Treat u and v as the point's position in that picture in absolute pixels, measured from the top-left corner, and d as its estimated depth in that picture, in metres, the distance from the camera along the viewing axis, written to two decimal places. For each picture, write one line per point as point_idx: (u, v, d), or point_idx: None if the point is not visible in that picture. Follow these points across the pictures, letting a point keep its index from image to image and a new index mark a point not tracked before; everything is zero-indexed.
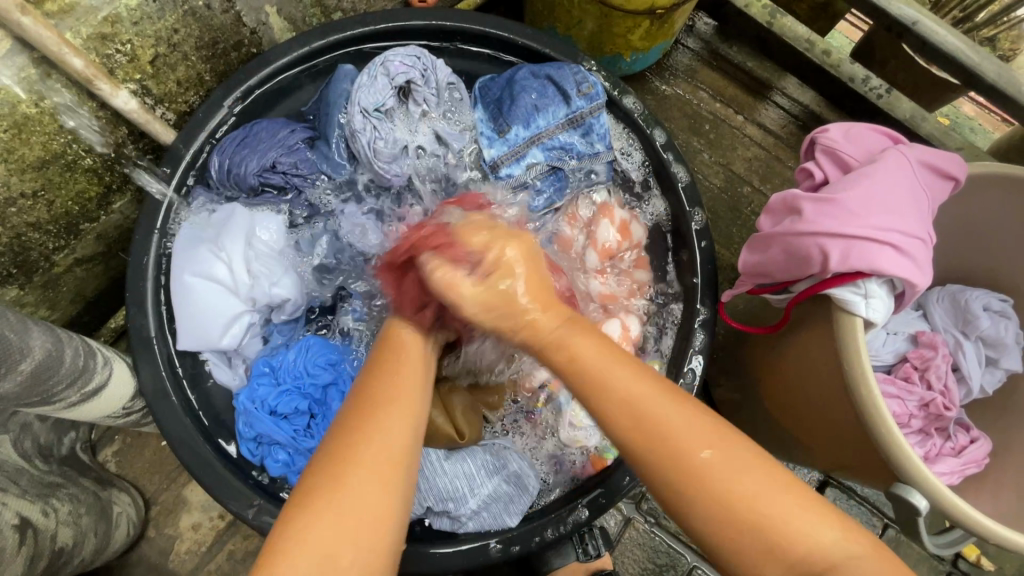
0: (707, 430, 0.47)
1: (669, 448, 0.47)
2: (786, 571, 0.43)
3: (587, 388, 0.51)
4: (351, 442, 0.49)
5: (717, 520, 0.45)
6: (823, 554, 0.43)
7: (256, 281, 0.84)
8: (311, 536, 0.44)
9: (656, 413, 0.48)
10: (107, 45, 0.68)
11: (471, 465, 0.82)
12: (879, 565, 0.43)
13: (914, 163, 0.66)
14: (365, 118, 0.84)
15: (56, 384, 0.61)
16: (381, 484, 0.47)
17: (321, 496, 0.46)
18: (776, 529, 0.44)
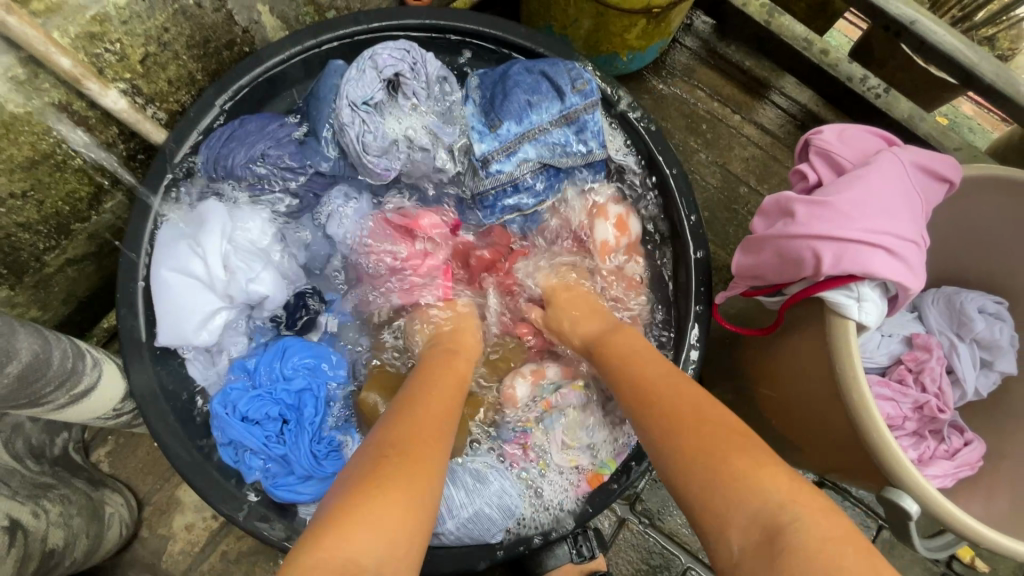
0: (678, 390, 0.61)
1: (646, 399, 0.62)
2: (743, 520, 0.49)
3: (625, 366, 0.69)
4: (378, 479, 0.50)
5: (688, 469, 0.54)
6: (770, 508, 0.48)
7: (232, 277, 0.82)
8: (359, 537, 0.45)
9: (659, 386, 0.63)
10: (96, 44, 0.68)
11: (453, 487, 0.80)
12: (815, 518, 0.47)
13: (906, 162, 0.65)
14: (354, 112, 0.83)
15: (44, 386, 0.61)
16: (406, 506, 0.49)
17: (344, 516, 0.47)
18: (735, 485, 0.50)
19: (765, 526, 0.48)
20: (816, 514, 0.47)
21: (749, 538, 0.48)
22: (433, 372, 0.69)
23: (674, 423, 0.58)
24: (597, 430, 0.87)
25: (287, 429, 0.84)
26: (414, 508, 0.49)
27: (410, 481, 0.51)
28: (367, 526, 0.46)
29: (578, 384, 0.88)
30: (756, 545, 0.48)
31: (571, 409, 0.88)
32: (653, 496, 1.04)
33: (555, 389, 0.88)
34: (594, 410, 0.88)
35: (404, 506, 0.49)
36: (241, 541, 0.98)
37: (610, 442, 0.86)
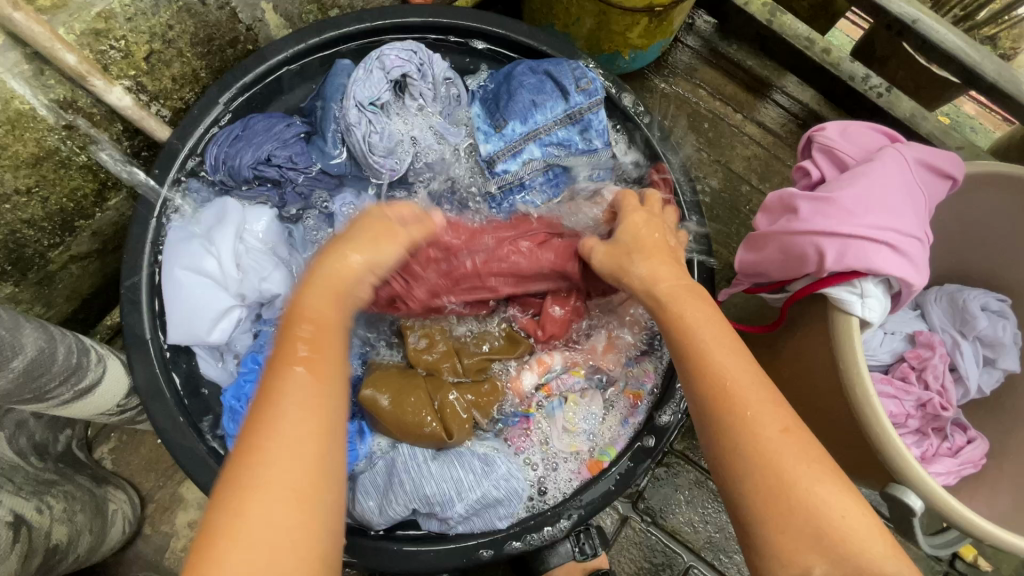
0: (768, 395, 0.52)
1: (732, 402, 0.51)
2: (820, 550, 0.45)
3: (680, 334, 0.58)
4: (254, 444, 0.45)
5: (767, 485, 0.48)
6: (850, 541, 0.46)
7: (245, 276, 0.84)
8: (238, 536, 0.42)
9: (732, 372, 0.53)
10: (101, 41, 0.68)
11: (460, 469, 0.80)
12: (893, 556, 0.46)
13: (909, 159, 0.65)
14: (362, 112, 0.84)
15: (49, 381, 0.61)
16: (293, 486, 0.44)
17: (230, 499, 0.43)
18: (810, 513, 0.47)
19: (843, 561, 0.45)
20: (890, 550, 0.46)
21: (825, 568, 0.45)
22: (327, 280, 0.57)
23: (740, 421, 0.51)
24: (598, 415, 0.88)
25: None
26: (303, 526, 0.44)
27: (304, 450, 0.46)
28: (258, 512, 0.43)
29: (578, 369, 0.90)
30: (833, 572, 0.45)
31: (572, 394, 0.89)
32: (656, 494, 1.04)
33: (559, 374, 0.89)
34: (595, 396, 0.89)
35: (284, 520, 0.43)
36: None
37: (610, 427, 0.87)
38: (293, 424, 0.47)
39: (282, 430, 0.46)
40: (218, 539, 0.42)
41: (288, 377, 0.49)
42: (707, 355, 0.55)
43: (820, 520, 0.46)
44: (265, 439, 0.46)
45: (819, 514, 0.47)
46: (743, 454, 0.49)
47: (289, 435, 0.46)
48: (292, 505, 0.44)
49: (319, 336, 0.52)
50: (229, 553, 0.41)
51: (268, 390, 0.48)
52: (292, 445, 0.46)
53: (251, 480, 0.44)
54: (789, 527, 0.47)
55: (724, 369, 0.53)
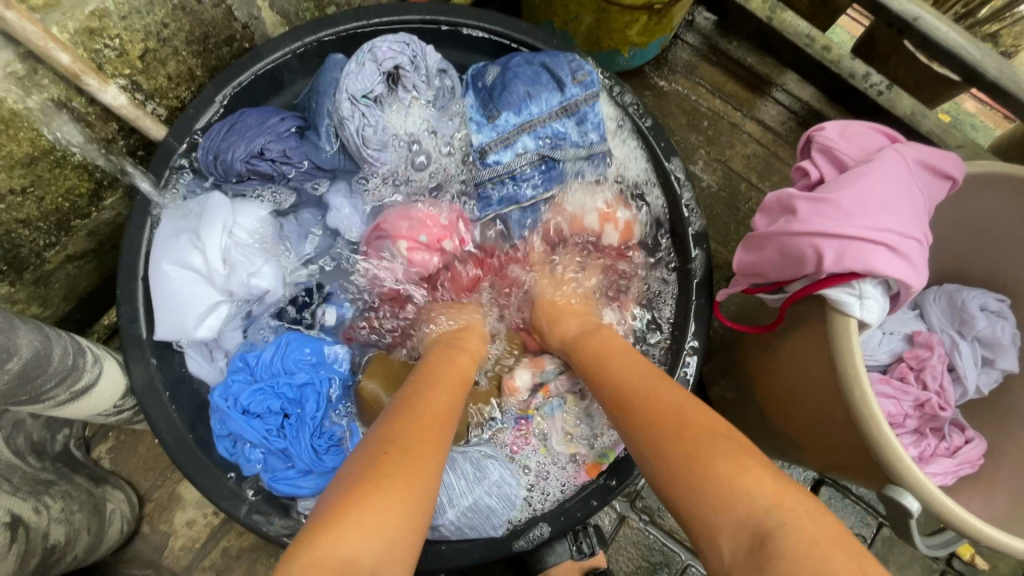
0: (680, 397, 0.59)
1: (650, 405, 0.60)
2: (732, 525, 0.48)
3: (601, 361, 0.71)
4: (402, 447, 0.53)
5: (675, 476, 0.53)
6: (758, 514, 0.47)
7: (232, 271, 0.82)
8: (359, 528, 0.46)
9: (657, 389, 0.61)
10: (95, 39, 0.67)
11: (452, 477, 0.79)
12: (811, 527, 0.46)
13: (908, 159, 0.65)
14: (354, 105, 0.83)
15: (45, 382, 0.61)
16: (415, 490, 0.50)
17: (375, 495, 0.48)
18: (722, 491, 0.49)
19: (753, 534, 0.47)
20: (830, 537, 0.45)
21: (738, 545, 0.47)
22: (445, 360, 0.72)
23: (650, 419, 0.58)
24: (596, 419, 0.87)
25: (288, 424, 0.83)
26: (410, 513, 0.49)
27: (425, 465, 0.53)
28: (399, 508, 0.48)
29: None
30: (745, 545, 0.47)
31: (570, 395, 0.88)
32: (654, 493, 1.04)
33: (553, 376, 0.88)
34: (594, 398, 0.88)
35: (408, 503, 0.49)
36: (242, 537, 0.98)
37: (608, 430, 0.85)
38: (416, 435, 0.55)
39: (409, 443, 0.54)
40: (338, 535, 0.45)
41: (432, 407, 0.60)
42: (648, 391, 0.61)
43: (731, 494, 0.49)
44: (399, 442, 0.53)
45: (731, 491, 0.49)
46: (660, 450, 0.55)
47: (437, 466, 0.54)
48: (396, 497, 0.49)
49: (439, 388, 0.65)
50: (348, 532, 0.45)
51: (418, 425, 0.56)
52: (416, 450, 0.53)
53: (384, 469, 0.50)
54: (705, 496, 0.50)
55: (656, 391, 0.61)
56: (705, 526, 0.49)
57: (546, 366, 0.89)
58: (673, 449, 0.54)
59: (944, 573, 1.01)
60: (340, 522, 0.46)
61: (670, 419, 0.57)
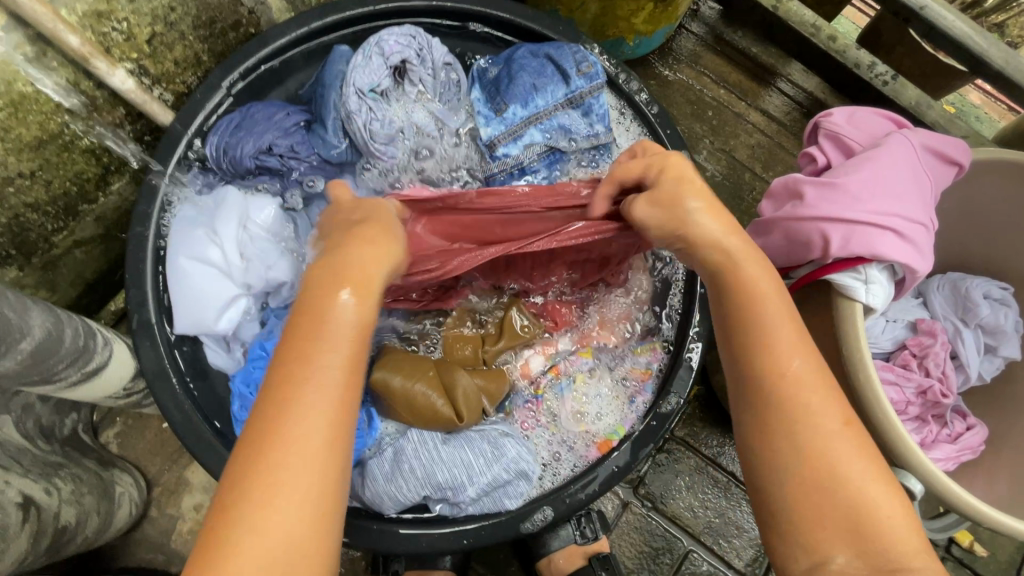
0: (813, 379, 0.52)
1: (784, 380, 0.52)
2: (848, 539, 0.48)
3: (740, 294, 0.57)
4: (271, 433, 0.48)
5: (800, 477, 0.50)
6: (877, 528, 0.48)
7: (249, 264, 0.84)
8: (242, 541, 0.44)
9: (786, 356, 0.53)
10: (103, 22, 0.67)
11: (469, 453, 0.80)
12: (914, 545, 0.48)
13: (915, 144, 0.65)
14: (361, 100, 0.84)
15: (57, 362, 0.62)
16: (305, 479, 0.47)
17: (252, 488, 0.46)
18: (843, 503, 0.49)
19: (867, 546, 0.47)
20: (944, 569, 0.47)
21: (848, 550, 0.48)
22: (332, 265, 0.56)
23: (784, 400, 0.52)
24: (607, 395, 0.88)
25: None
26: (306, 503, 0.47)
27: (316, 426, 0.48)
28: (284, 496, 0.46)
29: (586, 350, 0.91)
30: (857, 562, 0.47)
31: (579, 373, 0.90)
32: (657, 479, 1.05)
33: (564, 356, 0.90)
34: (604, 373, 0.90)
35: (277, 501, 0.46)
36: None
37: (619, 406, 0.87)
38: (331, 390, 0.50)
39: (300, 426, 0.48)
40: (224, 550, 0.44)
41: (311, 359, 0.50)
42: (794, 368, 0.53)
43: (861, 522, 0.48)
44: (283, 428, 0.48)
45: (863, 517, 0.48)
46: (787, 439, 0.51)
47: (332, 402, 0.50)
48: (264, 495, 0.46)
49: (320, 321, 0.52)
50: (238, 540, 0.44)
51: (285, 377, 0.50)
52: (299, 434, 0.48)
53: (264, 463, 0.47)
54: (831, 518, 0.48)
55: (805, 369, 0.53)
56: (804, 529, 0.49)
57: (557, 347, 0.90)
58: (797, 449, 0.50)
59: (942, 559, 1.03)
60: (232, 530, 0.45)
61: (803, 405, 0.51)
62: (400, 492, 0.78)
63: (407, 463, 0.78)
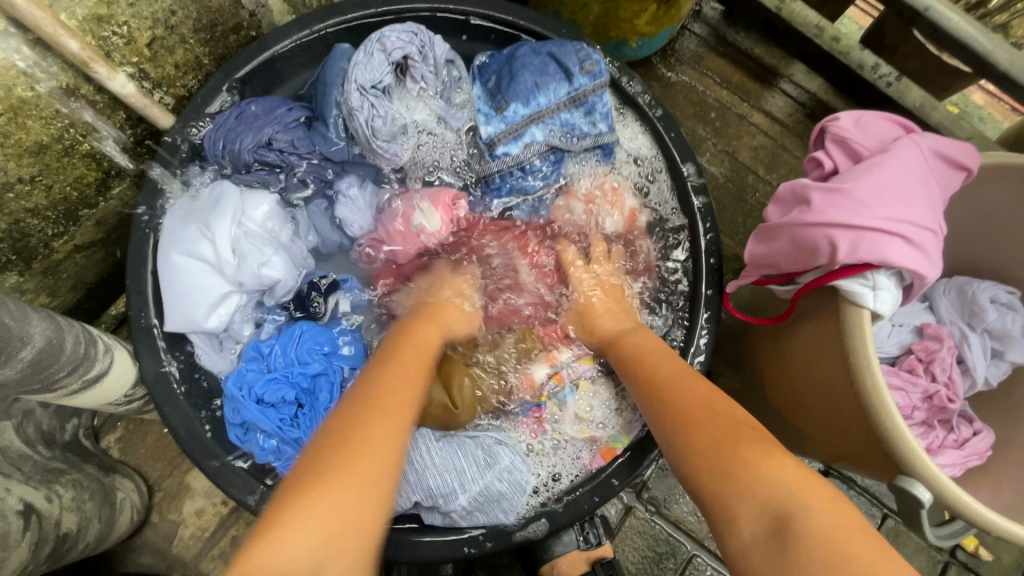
0: (706, 397, 0.62)
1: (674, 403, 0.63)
2: (753, 511, 0.50)
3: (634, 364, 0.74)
4: (348, 443, 0.51)
5: (703, 473, 0.55)
6: (778, 499, 0.49)
7: (242, 261, 0.82)
8: (302, 520, 0.46)
9: (662, 362, 0.71)
10: (103, 27, 0.67)
11: (461, 460, 0.81)
12: (827, 508, 0.48)
13: (924, 149, 0.65)
14: (363, 96, 0.82)
15: (57, 371, 0.61)
16: (370, 467, 0.50)
17: (327, 468, 0.49)
18: (739, 477, 0.52)
19: (774, 516, 0.48)
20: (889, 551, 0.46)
21: (757, 530, 0.49)
22: (410, 333, 0.73)
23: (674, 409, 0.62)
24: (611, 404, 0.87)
25: (302, 413, 0.82)
26: (366, 505, 0.49)
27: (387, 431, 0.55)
28: (343, 493, 0.48)
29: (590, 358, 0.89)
30: (764, 532, 0.48)
31: (582, 381, 0.88)
32: (660, 484, 1.04)
33: (567, 363, 0.88)
34: (609, 383, 0.88)
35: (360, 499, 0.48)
36: (250, 526, 0.99)
37: (624, 414, 0.86)
38: (360, 417, 0.54)
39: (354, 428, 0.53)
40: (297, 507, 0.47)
41: (392, 387, 0.59)
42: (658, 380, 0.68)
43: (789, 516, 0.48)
44: (345, 430, 0.53)
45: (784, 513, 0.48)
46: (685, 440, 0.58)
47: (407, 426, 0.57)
48: (354, 488, 0.49)
49: (410, 359, 0.66)
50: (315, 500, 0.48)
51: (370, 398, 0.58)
52: (360, 435, 0.52)
53: (337, 455, 0.50)
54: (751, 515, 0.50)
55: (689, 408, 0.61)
56: (724, 516, 0.51)
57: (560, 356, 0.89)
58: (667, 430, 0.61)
59: (947, 563, 1.02)
60: (297, 504, 0.47)
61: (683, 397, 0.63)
62: (395, 499, 0.79)
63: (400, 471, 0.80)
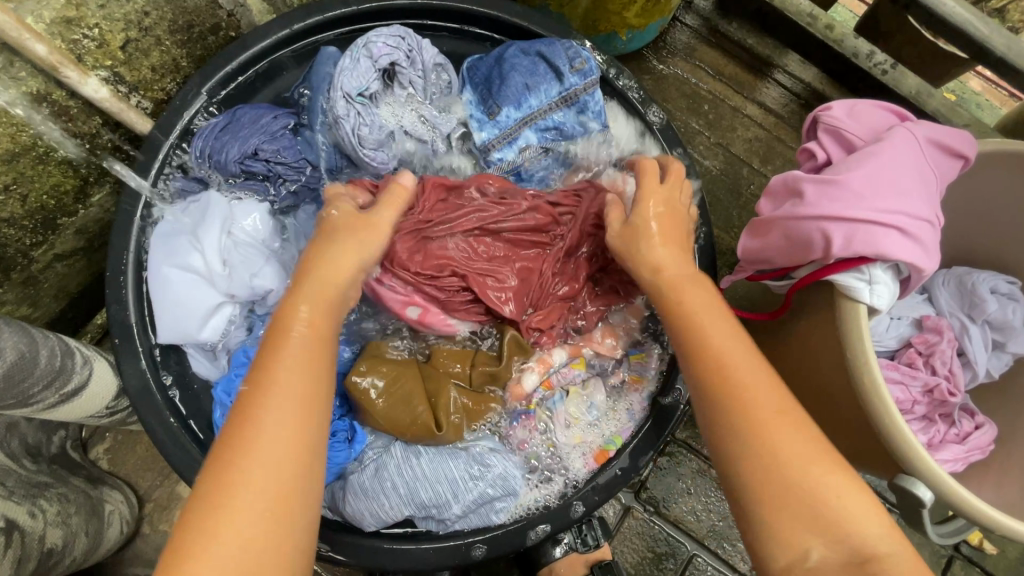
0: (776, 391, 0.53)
1: (744, 397, 0.52)
2: (827, 542, 0.46)
3: (687, 328, 0.60)
4: (232, 472, 0.46)
5: (774, 498, 0.48)
6: (863, 538, 0.46)
7: (232, 272, 0.80)
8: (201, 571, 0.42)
9: (740, 366, 0.54)
10: (73, 29, 0.65)
11: (454, 468, 0.76)
12: (914, 560, 0.45)
13: (920, 140, 0.63)
14: (350, 103, 0.80)
15: (32, 385, 0.60)
16: (271, 491, 0.46)
17: (213, 503, 0.45)
18: (828, 510, 0.47)
19: (853, 553, 0.45)
20: (914, 558, 0.45)
21: (830, 556, 0.45)
22: (321, 271, 0.62)
23: (738, 399, 0.52)
24: (601, 405, 0.85)
25: None
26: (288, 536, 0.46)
27: (293, 374, 0.52)
28: (226, 537, 0.44)
29: (580, 361, 0.86)
30: (837, 566, 0.45)
31: (572, 386, 0.86)
32: (659, 484, 1.03)
33: (559, 368, 0.84)
34: (596, 385, 0.86)
35: (246, 530, 0.44)
36: None
37: (614, 416, 0.85)
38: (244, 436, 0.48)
39: (253, 466, 0.47)
40: (188, 555, 0.43)
41: (296, 377, 0.52)
42: (735, 374, 0.54)
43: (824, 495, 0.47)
44: (239, 463, 0.47)
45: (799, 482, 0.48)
46: (757, 470, 0.49)
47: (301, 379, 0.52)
48: (262, 532, 0.45)
49: (320, 320, 0.58)
50: (213, 539, 0.43)
51: (261, 385, 0.51)
52: (257, 470, 0.46)
53: (232, 485, 0.46)
54: (779, 483, 0.48)
55: (731, 355, 0.56)
56: (789, 540, 0.47)
57: (553, 360, 0.84)
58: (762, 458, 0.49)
59: (952, 558, 1.01)
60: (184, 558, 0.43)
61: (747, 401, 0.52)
62: (385, 509, 0.75)
63: (388, 481, 0.75)
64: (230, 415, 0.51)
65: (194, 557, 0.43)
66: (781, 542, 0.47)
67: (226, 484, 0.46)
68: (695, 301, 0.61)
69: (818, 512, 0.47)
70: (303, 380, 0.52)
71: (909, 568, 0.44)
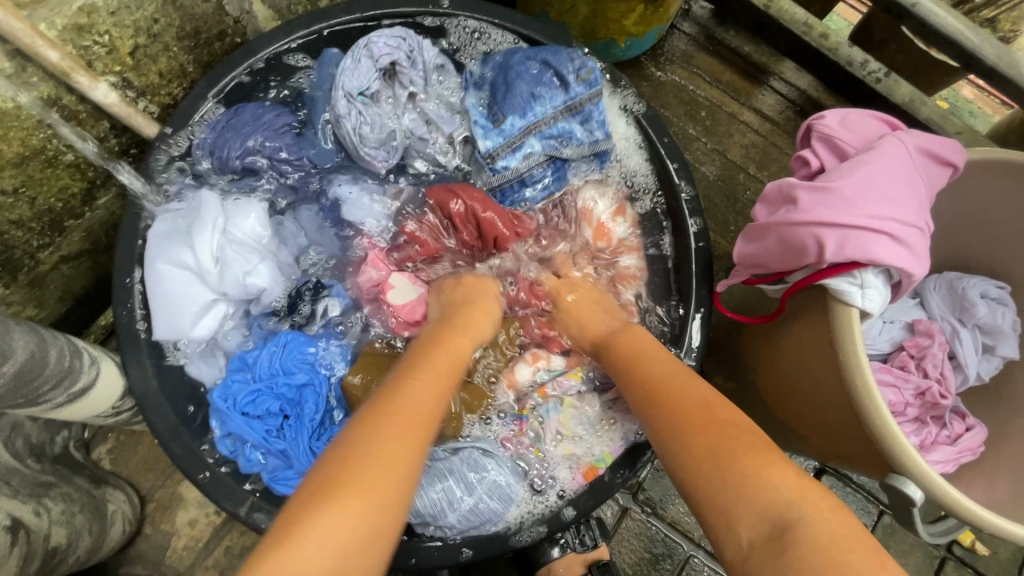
0: (702, 398, 0.61)
1: (675, 411, 0.61)
2: (750, 514, 0.49)
3: (632, 365, 0.71)
4: (349, 462, 0.51)
5: (707, 483, 0.53)
6: (780, 505, 0.49)
7: (225, 269, 0.81)
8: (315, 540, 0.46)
9: (676, 393, 0.63)
10: (84, 36, 0.66)
11: (450, 477, 0.78)
12: (827, 517, 0.47)
13: (910, 147, 0.65)
14: (351, 102, 0.83)
15: (41, 384, 0.61)
16: (380, 481, 0.51)
17: (337, 491, 0.49)
18: (748, 484, 0.51)
19: (772, 524, 0.48)
20: (827, 515, 0.47)
21: (758, 532, 0.48)
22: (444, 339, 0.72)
23: (676, 422, 0.60)
24: (594, 419, 0.86)
25: (287, 424, 0.81)
26: (378, 523, 0.49)
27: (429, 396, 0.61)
28: (349, 510, 0.48)
29: (576, 372, 0.88)
30: (763, 538, 0.48)
31: (567, 397, 0.88)
32: (656, 485, 1.04)
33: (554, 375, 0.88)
34: (592, 398, 0.88)
35: (365, 514, 0.48)
36: (245, 535, 0.98)
37: (607, 434, 0.84)
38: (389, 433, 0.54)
39: (372, 453, 0.52)
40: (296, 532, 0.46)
41: (415, 392, 0.60)
42: (667, 391, 0.63)
43: (738, 465, 0.52)
44: (364, 448, 0.52)
45: (729, 462, 0.53)
46: (695, 464, 0.55)
47: (436, 407, 0.61)
48: (359, 507, 0.48)
49: (440, 365, 0.66)
50: (326, 512, 0.47)
51: (398, 397, 0.59)
52: (374, 455, 0.52)
53: (348, 474, 0.50)
54: (703, 459, 0.55)
55: (666, 383, 0.64)
56: (724, 518, 0.51)
57: (549, 362, 0.89)
58: (699, 455, 0.55)
59: (944, 559, 1.02)
60: (300, 529, 0.46)
61: (690, 422, 0.59)
62: None
63: None
64: (360, 415, 0.57)
65: (302, 532, 0.46)
66: (721, 524, 0.51)
67: (342, 474, 0.50)
68: (635, 349, 0.72)
69: (744, 489, 0.51)
70: (427, 392, 0.61)
71: (833, 537, 0.46)
